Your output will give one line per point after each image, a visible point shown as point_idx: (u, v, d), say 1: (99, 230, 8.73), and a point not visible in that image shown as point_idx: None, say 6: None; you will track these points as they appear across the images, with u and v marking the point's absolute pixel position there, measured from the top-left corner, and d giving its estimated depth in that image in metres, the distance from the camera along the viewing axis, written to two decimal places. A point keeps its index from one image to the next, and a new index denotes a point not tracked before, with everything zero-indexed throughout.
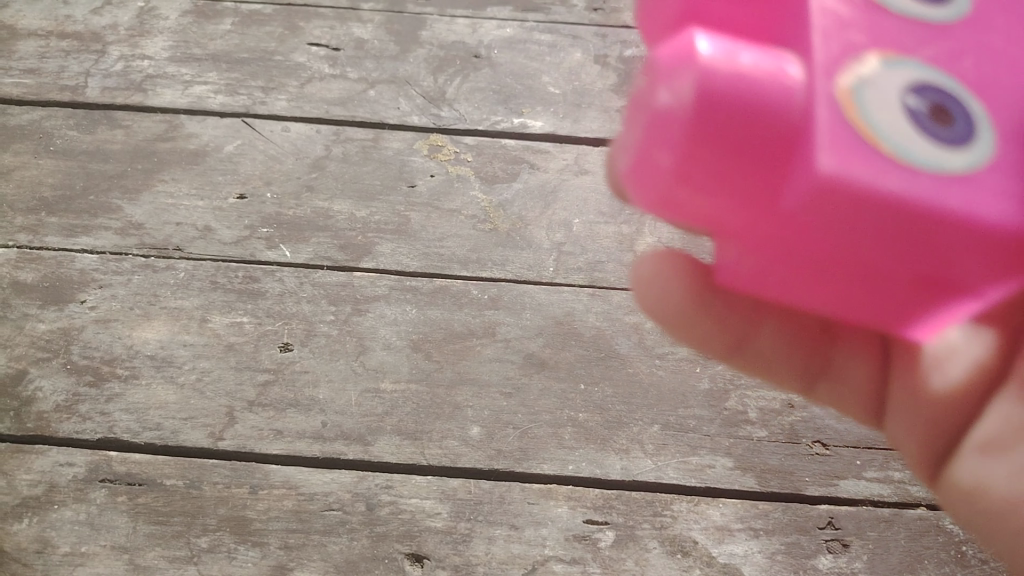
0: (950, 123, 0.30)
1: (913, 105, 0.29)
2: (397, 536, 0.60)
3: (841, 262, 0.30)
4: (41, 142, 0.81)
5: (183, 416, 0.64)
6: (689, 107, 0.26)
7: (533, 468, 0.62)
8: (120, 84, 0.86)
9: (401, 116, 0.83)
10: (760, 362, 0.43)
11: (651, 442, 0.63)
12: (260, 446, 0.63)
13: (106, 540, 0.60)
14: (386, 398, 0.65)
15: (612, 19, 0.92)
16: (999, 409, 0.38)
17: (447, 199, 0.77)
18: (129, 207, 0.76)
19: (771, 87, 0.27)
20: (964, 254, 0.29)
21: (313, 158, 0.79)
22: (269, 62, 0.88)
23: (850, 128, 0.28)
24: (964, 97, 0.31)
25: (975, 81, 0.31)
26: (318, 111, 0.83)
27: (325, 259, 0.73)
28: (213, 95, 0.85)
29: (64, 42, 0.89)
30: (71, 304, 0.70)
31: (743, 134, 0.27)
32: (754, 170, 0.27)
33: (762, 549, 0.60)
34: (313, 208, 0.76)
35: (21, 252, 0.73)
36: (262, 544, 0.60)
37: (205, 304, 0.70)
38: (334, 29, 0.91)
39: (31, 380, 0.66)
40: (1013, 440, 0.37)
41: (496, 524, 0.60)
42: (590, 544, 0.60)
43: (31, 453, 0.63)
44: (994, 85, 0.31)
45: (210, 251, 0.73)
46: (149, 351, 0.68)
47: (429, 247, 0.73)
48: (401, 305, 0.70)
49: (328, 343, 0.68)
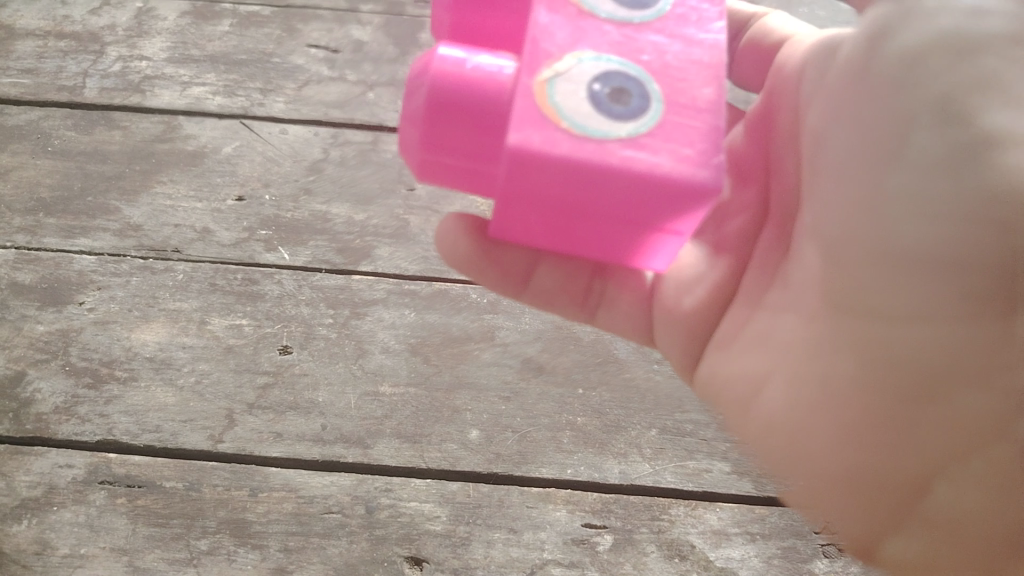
0: (631, 99, 0.36)
1: (598, 89, 0.36)
2: (396, 539, 0.60)
3: (536, 204, 0.37)
4: (39, 143, 0.80)
5: (182, 418, 0.65)
6: (426, 104, 0.37)
7: (532, 471, 0.62)
8: (118, 85, 0.86)
9: (400, 119, 0.83)
10: (547, 300, 0.47)
11: (649, 446, 0.64)
12: (260, 449, 0.63)
13: (106, 542, 0.60)
14: (385, 401, 0.65)
15: None
16: (733, 327, 0.44)
17: (445, 202, 0.77)
18: (127, 208, 0.76)
19: (488, 91, 0.37)
20: (616, 196, 0.35)
21: (311, 161, 0.80)
22: (268, 64, 0.88)
23: (541, 114, 0.35)
24: (647, 83, 0.37)
25: (659, 70, 0.38)
26: (317, 113, 0.83)
27: (323, 261, 0.73)
28: (211, 96, 0.85)
29: (62, 42, 0.89)
30: (69, 305, 0.70)
31: (459, 121, 0.37)
32: (461, 132, 0.38)
33: (758, 553, 0.60)
34: (312, 211, 0.76)
35: (19, 253, 0.73)
36: (262, 547, 0.60)
37: (204, 306, 0.70)
38: (332, 31, 0.91)
39: (29, 381, 0.66)
40: (742, 347, 0.43)
41: (494, 527, 0.60)
42: (589, 548, 0.60)
43: (29, 455, 0.63)
44: (682, 75, 0.38)
45: (208, 253, 0.73)
46: (148, 353, 0.68)
47: (428, 251, 0.74)
48: (400, 309, 0.70)
49: (327, 346, 0.68)
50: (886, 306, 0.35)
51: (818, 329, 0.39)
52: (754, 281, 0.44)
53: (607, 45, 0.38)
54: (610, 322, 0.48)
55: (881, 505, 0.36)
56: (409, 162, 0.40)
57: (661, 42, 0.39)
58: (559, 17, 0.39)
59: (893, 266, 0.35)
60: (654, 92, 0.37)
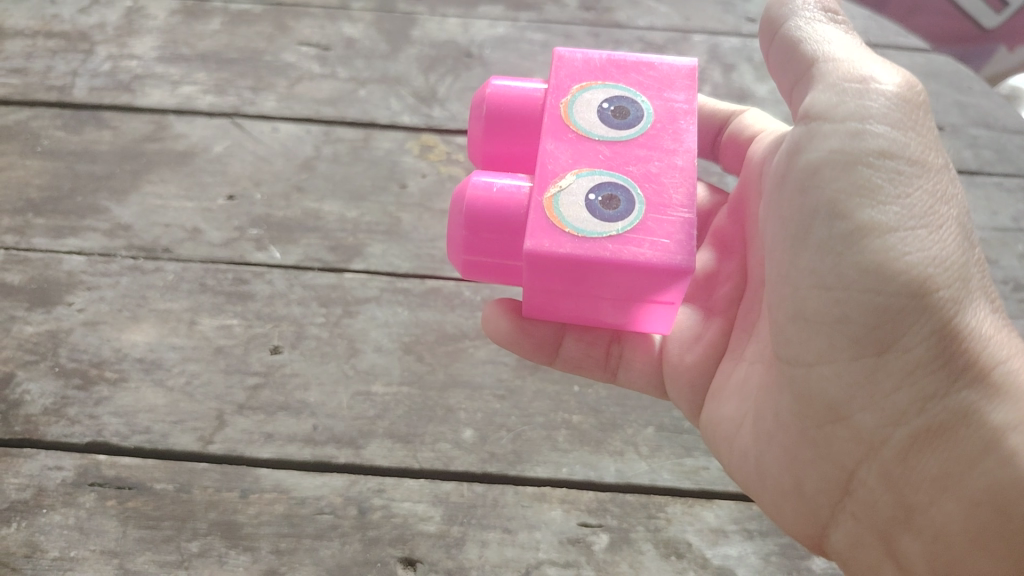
0: (617, 204, 0.47)
1: (593, 199, 0.47)
2: (389, 540, 0.59)
3: (553, 296, 0.50)
4: (27, 143, 0.80)
5: (172, 419, 0.64)
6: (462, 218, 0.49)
7: (527, 470, 0.62)
8: (107, 84, 0.85)
9: (392, 116, 0.82)
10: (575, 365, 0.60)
11: (645, 444, 0.63)
12: (251, 450, 0.62)
13: (96, 545, 0.58)
14: (377, 400, 0.65)
15: (603, 17, 0.92)
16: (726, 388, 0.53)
17: (439, 200, 0.76)
18: (117, 208, 0.75)
19: (509, 204, 0.49)
20: (619, 275, 0.46)
21: (302, 159, 0.79)
22: (259, 62, 0.87)
23: (549, 222, 0.46)
24: (631, 188, 0.48)
25: (642, 177, 0.48)
26: (309, 111, 0.83)
27: (315, 260, 0.72)
28: (202, 95, 0.84)
29: (51, 41, 0.88)
30: (58, 306, 0.69)
31: (490, 230, 0.49)
32: (491, 242, 0.49)
33: (757, 551, 0.59)
34: (303, 209, 0.75)
35: (8, 254, 0.72)
36: (253, 548, 0.59)
37: (194, 306, 0.69)
38: (324, 29, 0.90)
39: (18, 383, 0.65)
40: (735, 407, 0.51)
41: (489, 528, 0.59)
42: (585, 547, 0.59)
43: (18, 458, 0.62)
44: (658, 178, 0.48)
45: (199, 253, 0.72)
46: (137, 353, 0.67)
47: (421, 248, 0.73)
48: (392, 307, 0.69)
49: (318, 345, 0.67)
50: (799, 364, 0.45)
51: (771, 379, 0.48)
52: (734, 338, 0.55)
53: (599, 160, 0.49)
54: (629, 379, 0.60)
55: (821, 511, 0.46)
56: (456, 264, 0.53)
57: (645, 154, 0.49)
58: (562, 143, 0.50)
59: (804, 324, 0.44)
60: (638, 196, 0.47)
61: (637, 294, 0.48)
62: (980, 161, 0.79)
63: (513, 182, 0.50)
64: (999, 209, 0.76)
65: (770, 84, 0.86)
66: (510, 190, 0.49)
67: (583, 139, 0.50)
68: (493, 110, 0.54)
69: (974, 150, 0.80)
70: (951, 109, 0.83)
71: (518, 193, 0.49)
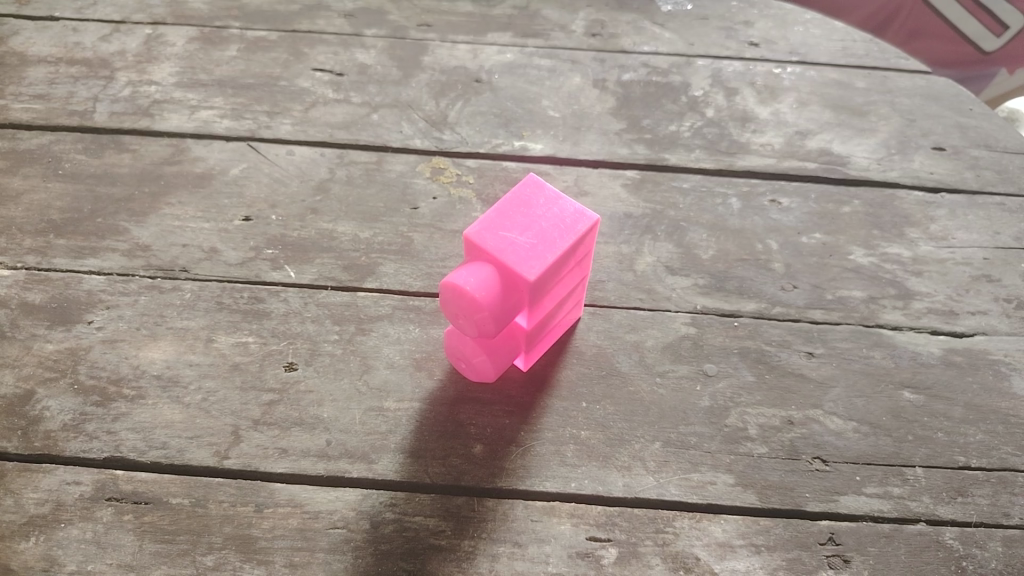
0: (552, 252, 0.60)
1: None
2: (401, 555, 0.60)
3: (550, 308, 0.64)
4: (50, 166, 0.82)
5: (189, 434, 0.65)
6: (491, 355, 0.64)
7: (536, 485, 0.63)
8: (128, 109, 0.87)
9: (404, 139, 0.84)
10: None
11: (652, 459, 0.64)
12: (265, 465, 0.63)
13: (113, 558, 0.59)
14: (390, 416, 0.66)
15: (609, 43, 0.94)
16: None
17: (450, 220, 0.78)
18: (136, 229, 0.77)
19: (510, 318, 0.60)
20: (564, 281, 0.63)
21: (317, 181, 0.81)
22: (274, 88, 0.89)
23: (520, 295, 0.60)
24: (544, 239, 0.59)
25: (541, 237, 0.59)
26: (323, 135, 0.85)
27: (329, 279, 0.74)
28: (219, 119, 0.86)
29: (73, 68, 0.91)
30: (78, 324, 0.71)
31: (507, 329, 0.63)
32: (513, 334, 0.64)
33: (765, 565, 0.60)
34: (318, 230, 0.77)
35: (30, 274, 0.74)
36: (267, 562, 0.59)
37: (211, 324, 0.71)
38: (338, 55, 0.93)
39: (38, 400, 0.67)
40: None
41: (499, 541, 0.60)
42: (594, 561, 0.60)
43: (38, 472, 0.63)
44: (548, 234, 0.59)
45: (216, 272, 0.74)
46: (155, 370, 0.68)
47: (432, 268, 0.75)
48: (404, 325, 0.71)
49: (333, 362, 0.69)
50: None
51: None
52: None
53: (537, 236, 0.59)
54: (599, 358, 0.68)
55: None
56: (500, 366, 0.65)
57: (526, 234, 0.59)
58: (477, 277, 0.57)
59: None
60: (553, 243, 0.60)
61: (577, 271, 0.64)
62: (982, 181, 0.80)
63: (569, 259, 0.60)
64: (1001, 227, 0.77)
65: (773, 106, 0.88)
66: (580, 232, 0.60)
67: (511, 214, 0.60)
68: (450, 304, 0.59)
69: (975, 171, 0.81)
70: (952, 131, 0.84)
71: (576, 230, 0.60)
